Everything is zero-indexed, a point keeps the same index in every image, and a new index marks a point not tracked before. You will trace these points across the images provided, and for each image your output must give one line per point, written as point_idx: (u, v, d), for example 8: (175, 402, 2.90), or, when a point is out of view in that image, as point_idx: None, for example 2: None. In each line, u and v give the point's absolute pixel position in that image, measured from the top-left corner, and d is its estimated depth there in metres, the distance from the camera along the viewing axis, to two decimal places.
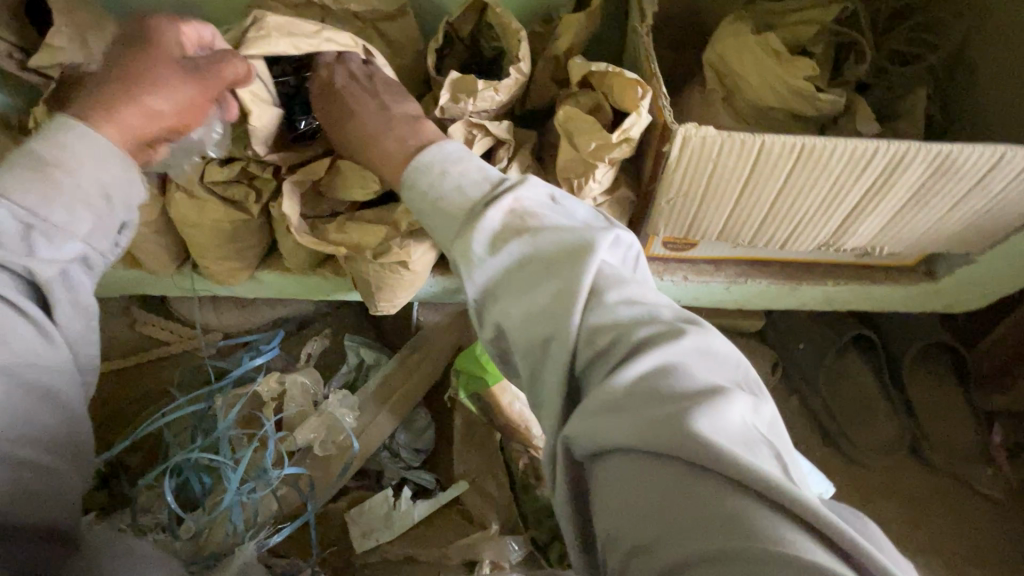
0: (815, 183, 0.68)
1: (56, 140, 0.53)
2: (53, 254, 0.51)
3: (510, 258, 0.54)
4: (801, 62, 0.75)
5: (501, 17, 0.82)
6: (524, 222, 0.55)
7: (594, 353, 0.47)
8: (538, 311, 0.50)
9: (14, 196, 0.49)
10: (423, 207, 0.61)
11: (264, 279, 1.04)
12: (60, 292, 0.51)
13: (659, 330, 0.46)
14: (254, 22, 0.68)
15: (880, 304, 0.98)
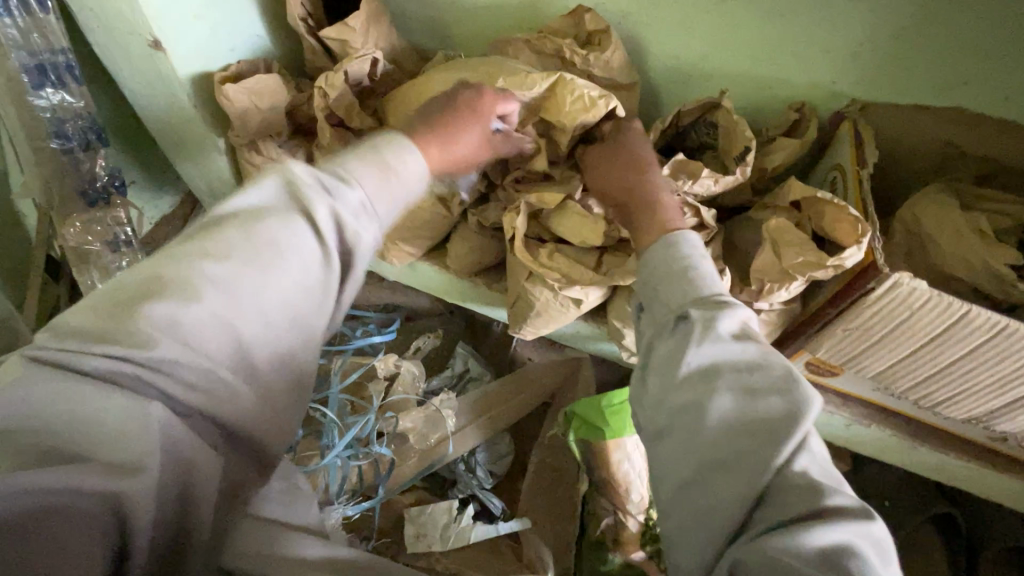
0: (995, 362, 0.72)
1: (399, 151, 0.62)
2: (365, 224, 0.58)
3: (732, 350, 0.54)
4: (1005, 248, 0.80)
5: (732, 120, 0.91)
6: (752, 335, 0.56)
7: (789, 498, 0.45)
8: (743, 424, 0.50)
9: (361, 182, 0.58)
10: (659, 268, 0.64)
11: (419, 269, 1.12)
12: (356, 256, 0.58)
13: (856, 511, 0.44)
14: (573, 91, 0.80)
15: (990, 492, 0.98)
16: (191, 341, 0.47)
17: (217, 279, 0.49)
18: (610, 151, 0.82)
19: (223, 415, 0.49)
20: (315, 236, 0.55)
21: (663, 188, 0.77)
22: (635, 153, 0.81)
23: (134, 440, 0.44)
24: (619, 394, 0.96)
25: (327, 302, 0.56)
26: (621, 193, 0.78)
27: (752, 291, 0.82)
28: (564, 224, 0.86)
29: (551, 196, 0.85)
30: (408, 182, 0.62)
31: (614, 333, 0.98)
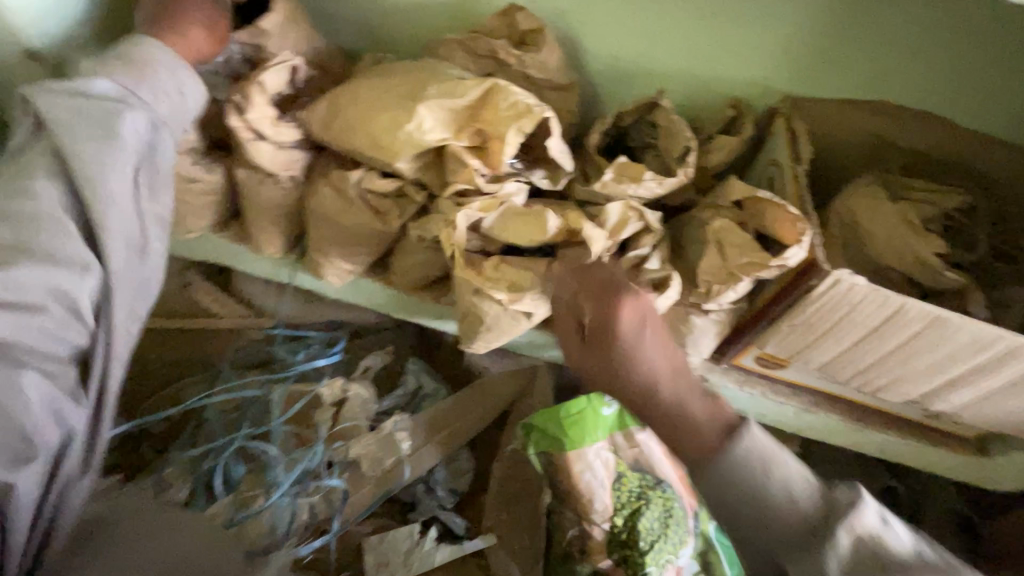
0: (929, 349, 0.75)
1: (143, 47, 0.72)
2: (141, 116, 0.68)
3: (752, 498, 0.65)
4: (931, 238, 0.83)
5: (672, 120, 0.90)
6: (768, 469, 0.65)
7: None
8: (788, 551, 0.62)
9: (116, 78, 0.69)
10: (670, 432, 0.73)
11: (364, 286, 1.07)
12: (133, 158, 0.67)
13: None
14: (509, 98, 0.78)
15: (925, 464, 1.04)
16: (23, 264, 0.58)
17: (33, 215, 0.61)
18: (621, 327, 0.73)
19: (89, 342, 0.64)
20: (125, 157, 0.66)
21: (642, 342, 0.74)
22: (602, 315, 0.74)
23: (10, 398, 0.56)
24: (576, 403, 0.93)
25: (151, 231, 0.70)
26: (611, 380, 0.75)
27: (700, 293, 0.83)
28: (506, 228, 0.81)
29: (488, 205, 0.81)
30: (169, 79, 0.72)
31: None
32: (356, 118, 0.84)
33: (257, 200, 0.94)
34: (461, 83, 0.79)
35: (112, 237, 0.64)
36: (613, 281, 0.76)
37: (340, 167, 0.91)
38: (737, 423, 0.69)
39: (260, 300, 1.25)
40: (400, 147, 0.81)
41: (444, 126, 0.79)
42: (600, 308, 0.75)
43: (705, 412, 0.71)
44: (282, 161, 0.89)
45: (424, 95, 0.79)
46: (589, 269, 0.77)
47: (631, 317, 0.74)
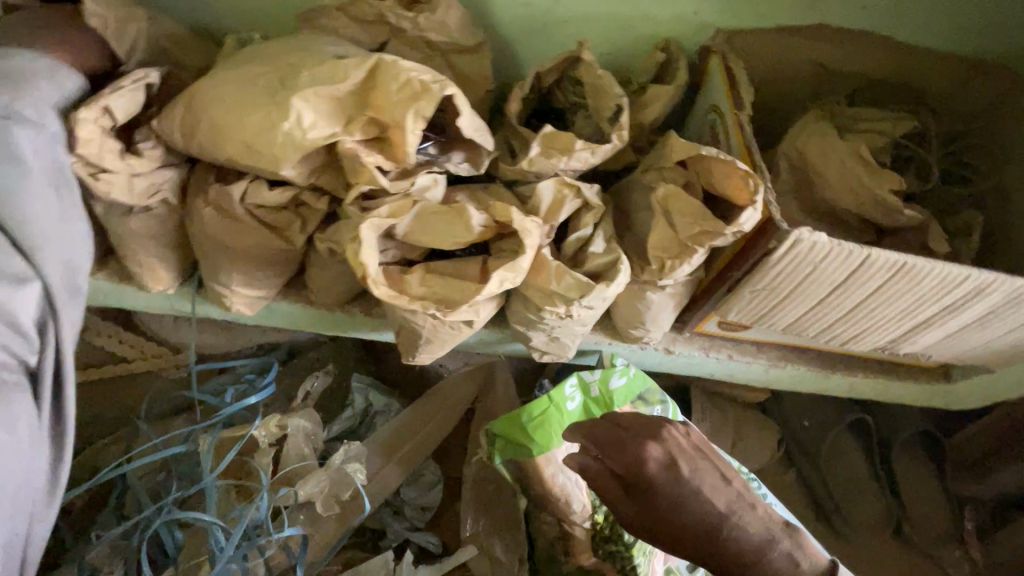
0: (895, 298, 0.70)
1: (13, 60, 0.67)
2: (32, 119, 0.65)
3: None
4: (887, 174, 0.77)
5: (598, 76, 0.79)
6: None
7: None
8: None
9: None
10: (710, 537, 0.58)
11: (281, 311, 0.93)
12: (34, 166, 0.64)
13: None
14: (400, 72, 0.63)
15: (894, 399, 1.03)
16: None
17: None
18: (648, 468, 0.59)
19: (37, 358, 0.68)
20: (34, 183, 0.65)
21: (688, 492, 0.59)
22: (636, 445, 0.61)
23: None
24: (537, 404, 0.85)
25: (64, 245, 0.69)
26: (655, 524, 0.59)
27: (654, 270, 0.74)
28: (425, 232, 0.67)
29: (398, 205, 0.67)
30: (41, 84, 0.67)
31: (520, 336, 0.87)
32: (220, 121, 0.68)
33: (125, 234, 0.78)
34: (339, 64, 0.64)
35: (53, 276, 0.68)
36: (640, 419, 0.64)
37: (219, 181, 0.76)
38: (781, 528, 0.59)
39: (171, 334, 1.08)
40: (279, 152, 0.66)
41: (328, 119, 0.65)
42: (617, 431, 0.63)
43: (762, 525, 0.59)
44: (145, 186, 0.74)
45: (296, 84, 0.65)
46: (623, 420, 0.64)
47: (681, 466, 0.60)
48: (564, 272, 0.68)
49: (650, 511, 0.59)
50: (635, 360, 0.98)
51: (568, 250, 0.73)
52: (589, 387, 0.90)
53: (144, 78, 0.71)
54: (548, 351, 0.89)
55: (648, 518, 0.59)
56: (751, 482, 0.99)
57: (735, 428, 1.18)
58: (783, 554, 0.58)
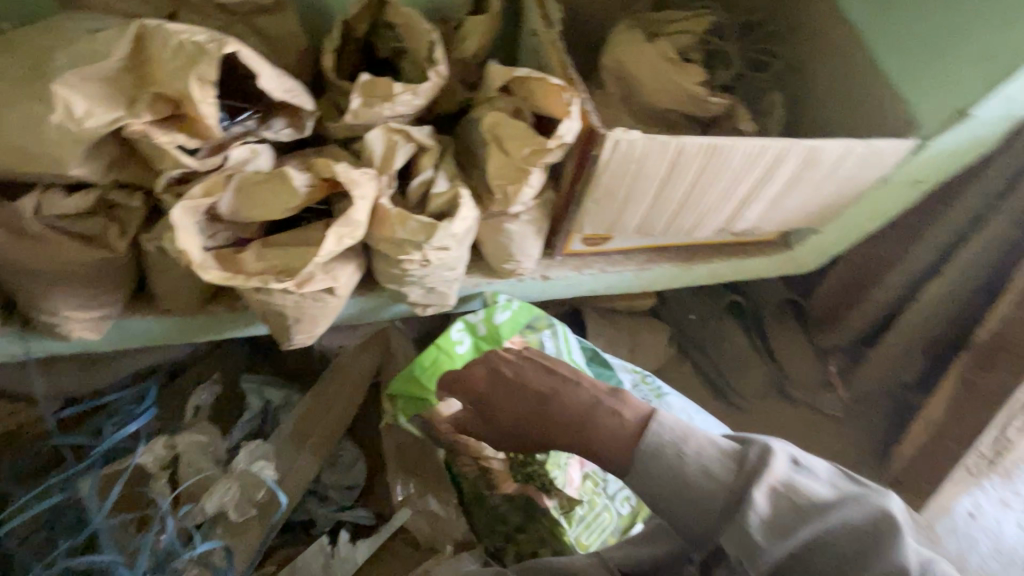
0: (715, 182, 0.78)
1: None
2: None
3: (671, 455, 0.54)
4: (693, 68, 0.83)
5: (407, 16, 0.77)
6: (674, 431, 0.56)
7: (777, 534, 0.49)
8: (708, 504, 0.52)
9: None
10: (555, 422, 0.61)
11: (130, 329, 0.84)
12: None
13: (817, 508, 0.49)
14: (174, 39, 0.59)
15: (754, 275, 1.15)
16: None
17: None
18: (478, 389, 0.66)
19: None
20: None
21: (519, 392, 0.64)
22: (466, 375, 0.68)
23: None
24: (426, 356, 0.87)
25: None
26: (513, 435, 0.65)
27: (501, 200, 0.76)
28: (250, 205, 0.64)
29: (211, 184, 0.63)
30: None
31: (396, 295, 0.87)
32: None
33: None
34: (101, 40, 0.58)
35: None
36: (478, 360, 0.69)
37: (5, 199, 0.67)
38: (605, 392, 0.62)
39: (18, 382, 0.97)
40: (59, 150, 0.59)
41: (106, 103, 0.59)
42: (453, 369, 0.71)
43: (587, 395, 0.62)
44: None
45: (55, 70, 0.58)
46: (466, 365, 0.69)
47: (506, 372, 0.66)
48: (405, 217, 0.68)
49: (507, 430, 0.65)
50: (519, 294, 1.02)
51: (413, 196, 0.73)
52: (475, 327, 0.92)
53: None
54: (430, 303, 0.90)
55: (508, 434, 0.65)
56: (649, 379, 1.05)
57: (631, 337, 1.27)
58: (607, 412, 0.59)
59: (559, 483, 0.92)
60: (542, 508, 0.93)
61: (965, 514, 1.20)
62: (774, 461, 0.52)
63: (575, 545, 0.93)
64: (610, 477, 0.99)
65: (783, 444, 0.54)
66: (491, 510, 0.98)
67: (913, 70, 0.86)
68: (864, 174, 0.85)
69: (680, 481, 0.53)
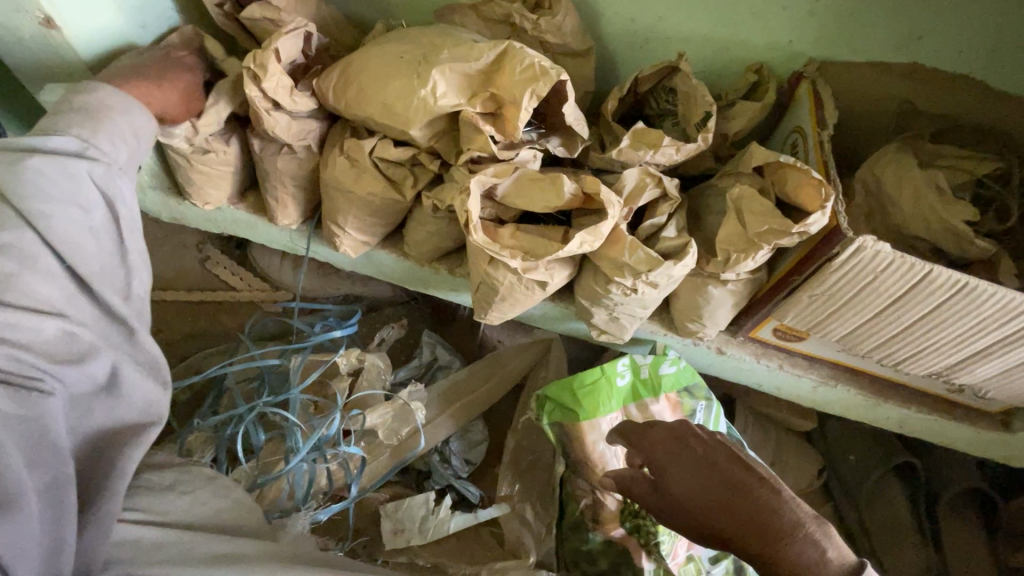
0: (957, 319, 0.73)
1: (98, 94, 0.76)
2: (108, 145, 0.74)
3: None
4: (960, 205, 0.80)
5: (691, 86, 0.88)
6: None
7: None
8: None
9: (75, 126, 0.72)
10: (752, 527, 0.61)
11: (377, 258, 1.06)
12: (97, 165, 0.72)
13: None
14: (524, 57, 0.75)
15: (947, 441, 1.02)
16: (13, 308, 0.64)
17: (5, 248, 0.65)
18: (662, 454, 0.69)
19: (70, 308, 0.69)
20: (87, 182, 0.71)
21: (713, 473, 0.65)
22: (656, 437, 0.70)
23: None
24: (589, 374, 0.94)
25: (105, 211, 0.73)
26: (688, 514, 0.65)
27: (718, 263, 0.81)
28: (519, 194, 0.78)
29: (501, 169, 0.78)
30: (123, 117, 0.76)
31: (582, 312, 0.95)
32: (368, 85, 0.82)
33: (272, 171, 0.94)
34: (475, 46, 0.77)
35: (92, 231, 0.71)
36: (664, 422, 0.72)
37: (353, 136, 0.91)
38: (808, 515, 0.61)
39: (276, 273, 1.26)
40: (413, 114, 0.79)
41: (456, 92, 0.77)
42: (635, 423, 0.74)
43: (791, 512, 0.61)
44: (297, 131, 0.89)
45: (437, 59, 0.77)
46: (651, 423, 0.72)
47: (699, 447, 0.68)
48: (636, 246, 0.77)
49: (680, 506, 0.65)
50: (685, 356, 1.04)
51: (642, 233, 0.82)
52: (639, 369, 0.96)
53: (304, 27, 0.85)
54: (606, 331, 0.96)
55: (684, 513, 0.65)
56: None
57: (775, 447, 1.20)
58: (808, 538, 0.59)
59: (661, 551, 0.92)
60: (637, 568, 0.93)
61: None
62: None
63: None
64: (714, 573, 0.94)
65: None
66: (583, 545, 0.97)
67: None
68: None
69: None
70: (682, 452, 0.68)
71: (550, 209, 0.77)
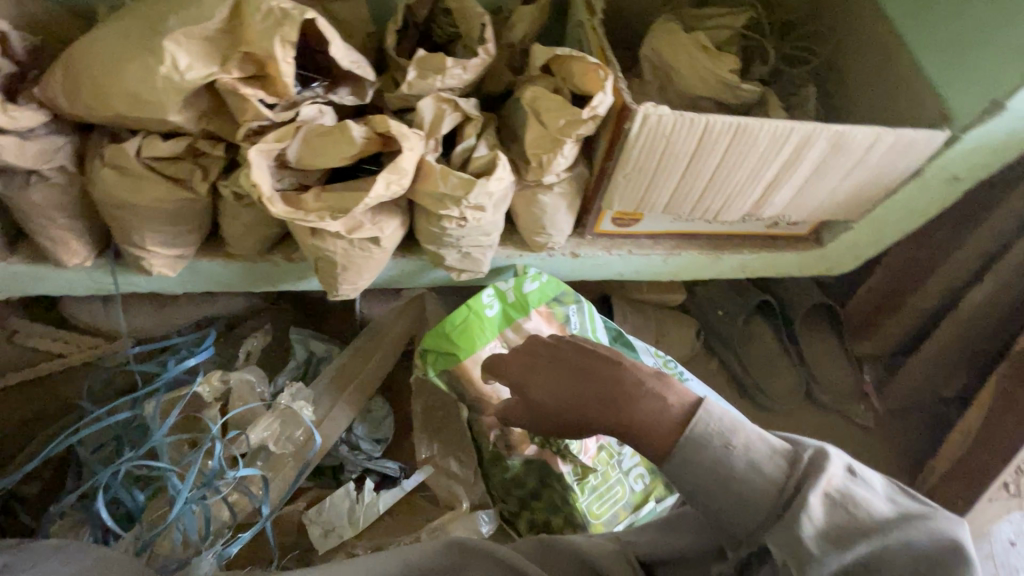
0: (743, 159, 0.81)
1: None
2: None
3: (728, 431, 0.58)
4: (725, 57, 0.87)
5: (462, 2, 0.86)
6: (726, 425, 0.58)
7: (830, 534, 0.52)
8: (747, 502, 0.55)
9: None
10: (602, 403, 0.65)
11: (203, 269, 0.96)
12: None
13: (888, 518, 0.52)
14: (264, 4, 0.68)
15: (784, 271, 1.16)
16: None
17: None
18: (522, 370, 0.72)
19: None
20: None
21: (562, 369, 0.69)
22: (513, 360, 0.74)
23: None
24: (457, 314, 0.94)
25: None
26: (554, 415, 0.68)
27: (535, 168, 0.82)
28: (312, 154, 0.74)
29: (283, 132, 0.72)
30: None
31: (433, 258, 0.93)
32: (99, 77, 0.71)
33: (28, 206, 0.79)
34: (204, 4, 0.68)
35: None
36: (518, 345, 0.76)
37: (114, 142, 0.79)
38: (649, 374, 0.65)
39: (106, 322, 1.10)
40: (163, 96, 0.70)
41: (202, 59, 0.68)
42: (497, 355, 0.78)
43: (633, 376, 0.65)
44: (38, 151, 0.75)
45: (168, 28, 0.68)
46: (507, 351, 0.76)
47: (546, 352, 0.72)
48: (448, 173, 0.76)
49: (544, 410, 0.69)
50: (548, 270, 1.07)
51: (456, 160, 0.80)
52: (505, 294, 0.98)
53: None
54: (464, 269, 0.95)
55: (551, 414, 0.69)
56: (669, 365, 1.08)
57: (657, 326, 1.30)
58: (650, 393, 0.63)
59: (574, 450, 0.97)
60: (557, 474, 0.98)
61: (1005, 540, 1.21)
62: (831, 467, 0.55)
63: (586, 513, 0.97)
64: (625, 453, 1.03)
65: (840, 452, 0.58)
66: (508, 473, 1.02)
67: (947, 64, 0.84)
68: (899, 162, 0.85)
69: (696, 430, 0.58)
70: (536, 361, 0.72)
71: (348, 159, 0.73)
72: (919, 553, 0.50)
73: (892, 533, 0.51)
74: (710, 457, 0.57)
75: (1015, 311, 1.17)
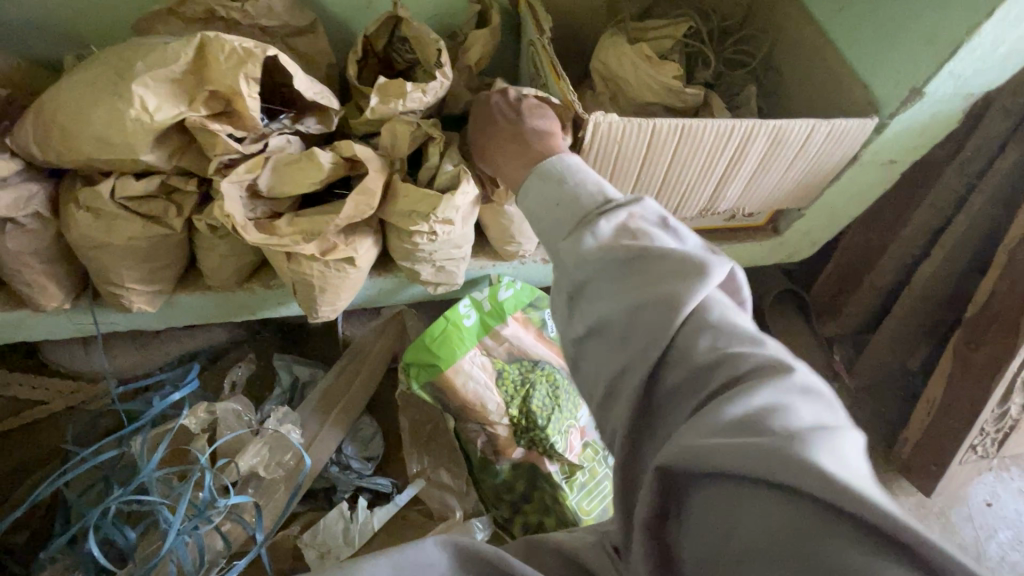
0: (692, 157, 0.86)
1: None
2: None
3: (609, 227, 0.54)
4: (668, 65, 0.93)
5: (417, 30, 0.90)
6: (618, 223, 0.54)
7: (656, 343, 0.47)
8: (597, 276, 0.52)
9: None
10: (543, 211, 0.60)
11: (182, 303, 0.99)
12: None
13: (756, 368, 0.43)
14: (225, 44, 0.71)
15: (747, 262, 1.21)
16: None
17: None
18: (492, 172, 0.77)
19: None
20: None
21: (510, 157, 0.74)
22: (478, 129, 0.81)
23: None
24: (436, 326, 0.96)
25: None
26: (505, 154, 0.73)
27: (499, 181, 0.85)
28: (282, 181, 0.77)
29: (252, 162, 0.75)
30: None
31: (409, 275, 0.96)
32: (69, 123, 0.73)
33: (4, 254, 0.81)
34: (168, 48, 0.71)
35: None
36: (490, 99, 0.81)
37: (87, 184, 0.81)
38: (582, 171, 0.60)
39: (88, 364, 1.10)
40: (133, 137, 0.72)
41: (170, 100, 0.71)
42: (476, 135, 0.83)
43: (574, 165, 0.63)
44: (12, 199, 0.77)
45: (134, 72, 0.71)
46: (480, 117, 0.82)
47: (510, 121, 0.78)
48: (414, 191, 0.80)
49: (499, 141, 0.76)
50: (522, 277, 1.12)
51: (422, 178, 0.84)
52: (481, 304, 1.01)
53: None
54: (440, 282, 0.97)
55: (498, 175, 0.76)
56: None
57: None
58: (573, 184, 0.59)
59: (561, 449, 1.01)
60: (546, 474, 1.01)
61: (981, 502, 1.26)
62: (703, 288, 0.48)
63: (576, 510, 1.00)
64: None
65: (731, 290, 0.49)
66: (498, 478, 1.05)
67: (872, 58, 0.90)
68: (836, 150, 0.91)
69: (565, 209, 0.57)
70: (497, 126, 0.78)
71: (317, 184, 0.77)
72: (772, 457, 0.37)
73: (737, 392, 0.42)
74: (568, 252, 0.54)
75: (964, 283, 1.24)
